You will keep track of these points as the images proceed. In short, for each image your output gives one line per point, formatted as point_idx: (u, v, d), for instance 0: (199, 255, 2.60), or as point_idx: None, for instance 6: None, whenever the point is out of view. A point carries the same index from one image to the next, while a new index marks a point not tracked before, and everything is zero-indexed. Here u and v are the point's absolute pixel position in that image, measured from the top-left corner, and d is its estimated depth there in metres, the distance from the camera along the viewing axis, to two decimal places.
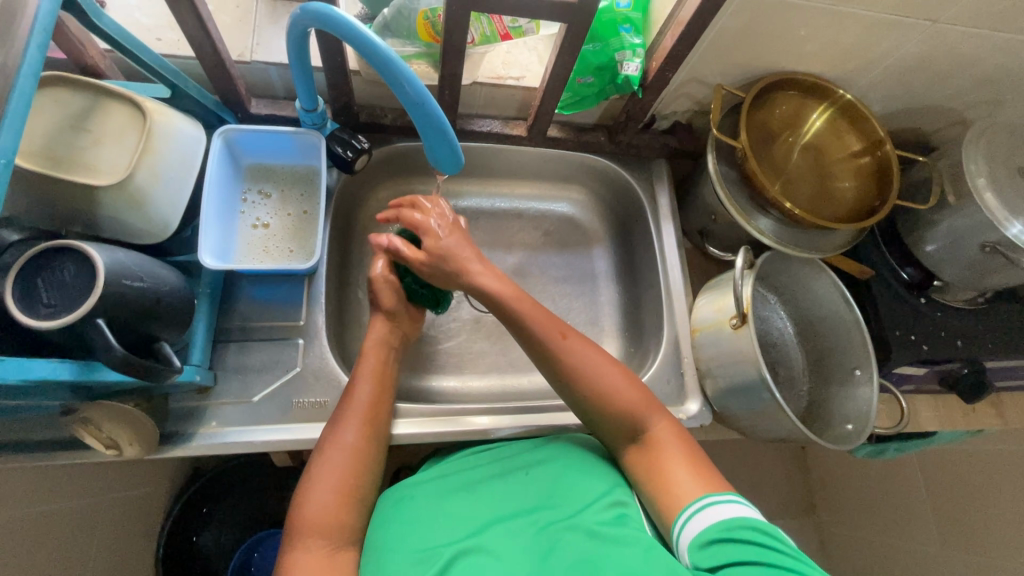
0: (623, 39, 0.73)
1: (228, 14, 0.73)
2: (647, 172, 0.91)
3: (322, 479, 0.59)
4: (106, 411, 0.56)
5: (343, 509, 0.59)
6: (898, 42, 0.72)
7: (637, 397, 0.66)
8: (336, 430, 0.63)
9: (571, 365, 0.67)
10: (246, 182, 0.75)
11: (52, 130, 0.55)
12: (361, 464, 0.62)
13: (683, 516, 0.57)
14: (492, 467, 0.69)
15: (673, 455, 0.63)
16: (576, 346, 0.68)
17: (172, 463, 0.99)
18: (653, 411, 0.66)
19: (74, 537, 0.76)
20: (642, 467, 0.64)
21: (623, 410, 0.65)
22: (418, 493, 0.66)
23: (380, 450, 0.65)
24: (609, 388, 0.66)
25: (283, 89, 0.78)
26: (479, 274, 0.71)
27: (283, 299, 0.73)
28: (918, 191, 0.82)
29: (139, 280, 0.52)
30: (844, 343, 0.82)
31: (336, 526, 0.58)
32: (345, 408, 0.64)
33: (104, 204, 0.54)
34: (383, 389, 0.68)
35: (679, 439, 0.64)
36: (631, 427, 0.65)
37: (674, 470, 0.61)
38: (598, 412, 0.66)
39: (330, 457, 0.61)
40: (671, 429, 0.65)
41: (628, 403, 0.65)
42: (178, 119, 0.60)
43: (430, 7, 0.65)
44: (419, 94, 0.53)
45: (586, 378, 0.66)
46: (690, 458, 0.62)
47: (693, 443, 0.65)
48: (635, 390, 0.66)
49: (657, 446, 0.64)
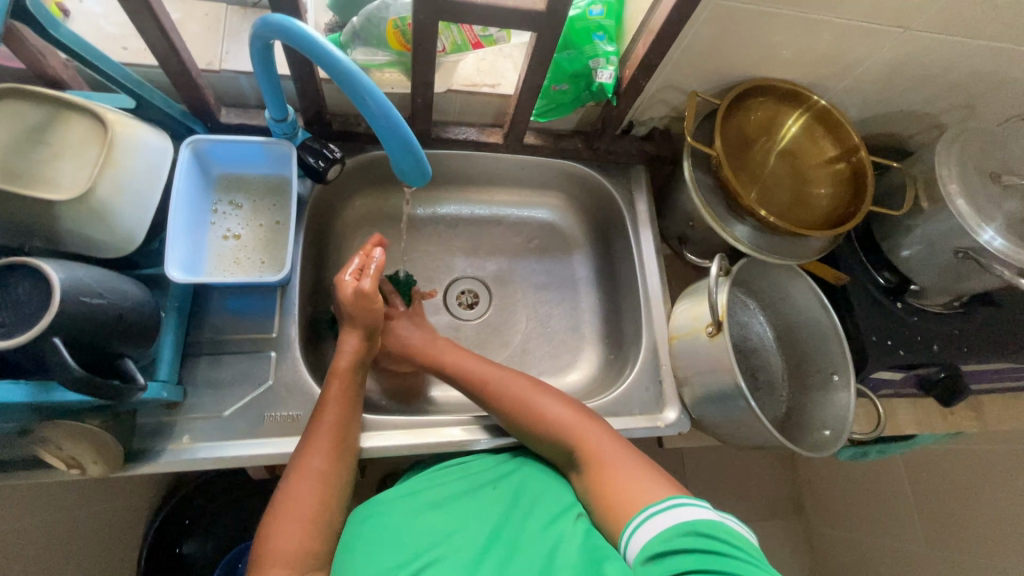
0: (596, 46, 0.72)
1: (196, 22, 0.72)
2: (625, 179, 0.91)
3: (288, 509, 0.59)
4: (65, 430, 0.55)
5: (310, 537, 0.58)
6: (870, 49, 0.72)
7: (565, 415, 0.68)
8: (304, 454, 0.62)
9: (497, 395, 0.71)
10: (217, 192, 0.74)
11: (9, 145, 0.53)
12: (326, 487, 0.61)
13: (631, 526, 0.57)
14: (464, 481, 0.69)
15: (613, 466, 0.62)
16: (500, 376, 0.73)
17: (150, 477, 0.97)
18: (584, 425, 0.66)
19: (46, 556, 0.74)
20: (586, 484, 0.64)
21: (551, 429, 0.67)
22: (387, 510, 0.65)
23: (348, 474, 0.64)
24: (535, 410, 0.69)
25: (255, 97, 0.77)
26: (407, 330, 0.80)
27: (255, 310, 0.72)
28: (893, 196, 0.83)
29: (98, 298, 0.51)
30: (822, 347, 0.82)
31: (302, 553, 0.57)
32: (313, 431, 0.63)
33: (64, 218, 0.53)
34: (351, 410, 0.66)
35: (617, 448, 0.64)
36: (566, 445, 0.67)
37: (619, 483, 0.61)
38: (531, 438, 0.69)
39: (297, 485, 0.60)
40: (605, 440, 0.65)
41: (555, 422, 0.67)
42: (143, 131, 0.59)
43: (399, 15, 0.65)
44: (381, 107, 0.52)
45: (512, 406, 0.70)
46: (634, 468, 0.62)
47: (635, 450, 0.64)
48: (565, 409, 0.68)
49: (592, 460, 0.64)
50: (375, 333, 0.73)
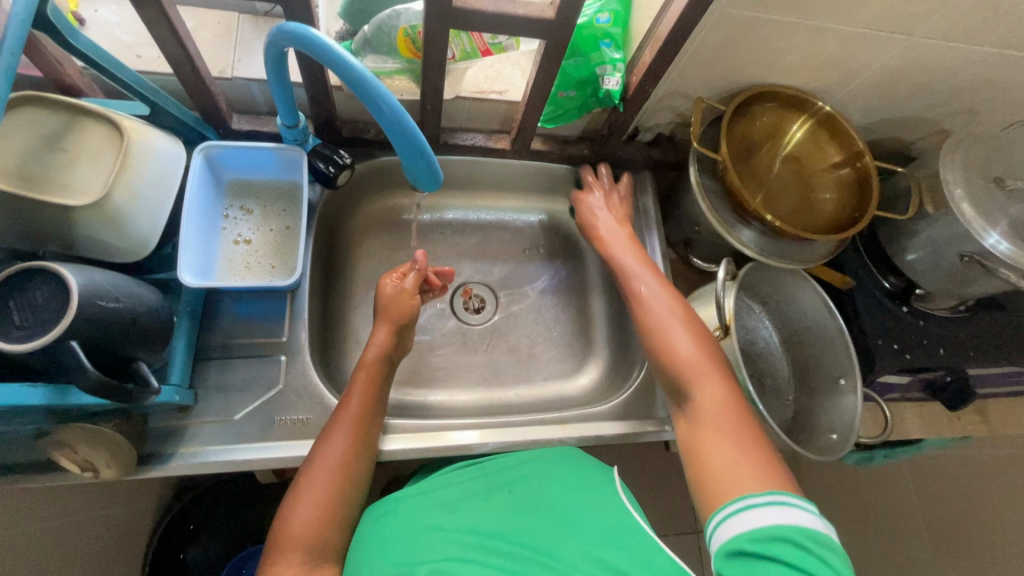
0: (603, 53, 0.73)
1: (208, 30, 0.73)
2: (631, 184, 0.92)
3: (309, 492, 0.60)
4: (77, 431, 0.55)
5: (320, 528, 0.59)
6: (873, 56, 0.73)
7: (693, 358, 0.64)
8: (324, 443, 0.63)
9: (646, 314, 0.70)
10: (228, 198, 0.75)
11: (26, 151, 0.54)
12: (341, 480, 0.62)
13: (716, 519, 0.54)
14: (479, 484, 0.69)
15: (715, 432, 0.59)
16: (652, 299, 0.71)
17: (156, 481, 0.98)
18: (705, 376, 0.62)
19: (55, 559, 0.74)
20: (685, 439, 0.62)
21: (677, 368, 0.64)
22: (399, 510, 0.66)
23: (364, 470, 0.64)
24: (665, 344, 0.66)
25: (266, 104, 0.78)
26: (599, 212, 0.84)
27: (265, 314, 0.73)
28: (898, 201, 0.83)
29: (113, 301, 0.52)
30: (828, 352, 0.82)
31: (314, 540, 0.59)
32: (335, 423, 0.64)
33: (80, 223, 0.54)
34: (374, 402, 0.67)
35: (725, 412, 0.59)
36: (683, 388, 0.63)
37: (711, 452, 0.58)
38: (657, 368, 0.68)
39: (315, 474, 0.61)
40: (723, 398, 0.60)
41: (682, 362, 0.64)
42: (157, 137, 0.60)
43: (410, 23, 0.66)
44: (395, 112, 0.53)
45: (653, 331, 0.68)
46: (734, 438, 0.57)
47: (747, 419, 0.59)
48: (696, 351, 0.64)
49: (702, 416, 0.60)
50: (408, 326, 0.75)
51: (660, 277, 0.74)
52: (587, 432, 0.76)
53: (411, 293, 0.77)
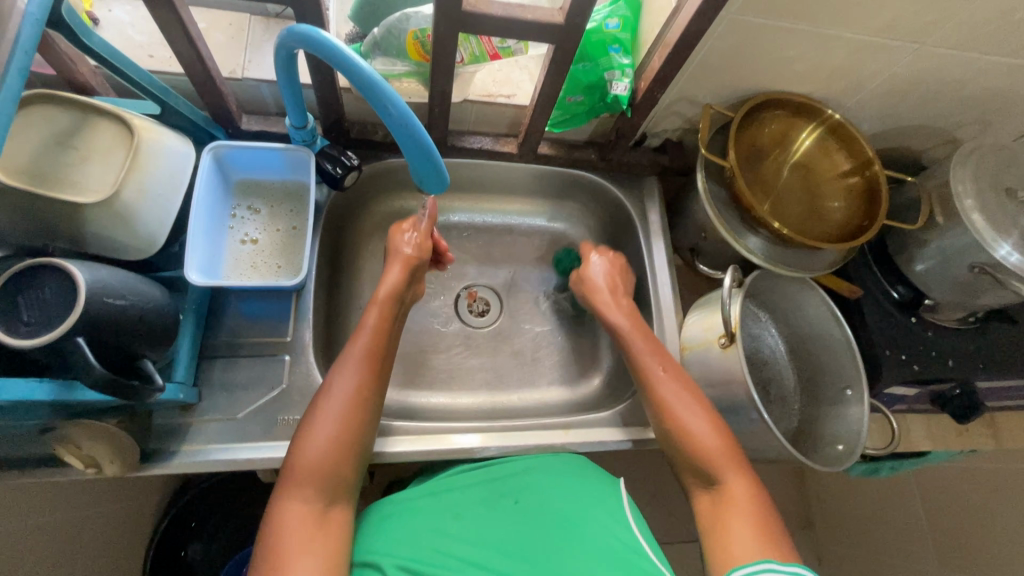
0: (612, 59, 0.73)
1: (220, 31, 0.74)
2: (638, 190, 0.92)
3: (318, 422, 0.59)
4: (86, 428, 0.56)
5: (333, 459, 0.58)
6: (883, 64, 0.72)
7: (715, 447, 0.65)
8: (336, 375, 0.63)
9: (663, 399, 0.69)
10: (236, 197, 0.75)
11: (38, 149, 0.55)
12: (354, 409, 0.61)
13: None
14: (484, 488, 0.69)
15: (739, 515, 0.60)
16: (670, 385, 0.70)
17: (158, 478, 0.98)
18: (728, 466, 0.63)
19: (56, 554, 0.75)
20: (706, 519, 0.63)
21: (701, 458, 0.65)
22: (403, 512, 0.66)
23: (376, 403, 0.64)
24: (684, 432, 0.67)
25: (275, 105, 0.79)
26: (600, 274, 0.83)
27: (270, 314, 0.73)
28: (907, 210, 0.83)
29: (120, 299, 0.52)
30: (836, 361, 0.81)
31: (325, 472, 0.57)
32: (349, 352, 0.65)
33: (89, 221, 0.54)
34: (385, 333, 0.68)
35: (755, 501, 0.61)
36: (708, 475, 0.64)
37: (735, 536, 0.59)
38: (674, 451, 0.68)
39: (328, 403, 0.60)
40: (747, 488, 0.62)
41: (707, 452, 0.64)
42: (167, 137, 0.61)
43: (419, 27, 0.66)
44: (402, 115, 0.53)
45: (672, 414, 0.68)
46: (761, 526, 0.59)
47: (771, 508, 0.62)
48: (717, 440, 0.65)
49: (727, 502, 0.62)
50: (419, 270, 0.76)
51: (672, 361, 0.73)
52: (589, 437, 0.75)
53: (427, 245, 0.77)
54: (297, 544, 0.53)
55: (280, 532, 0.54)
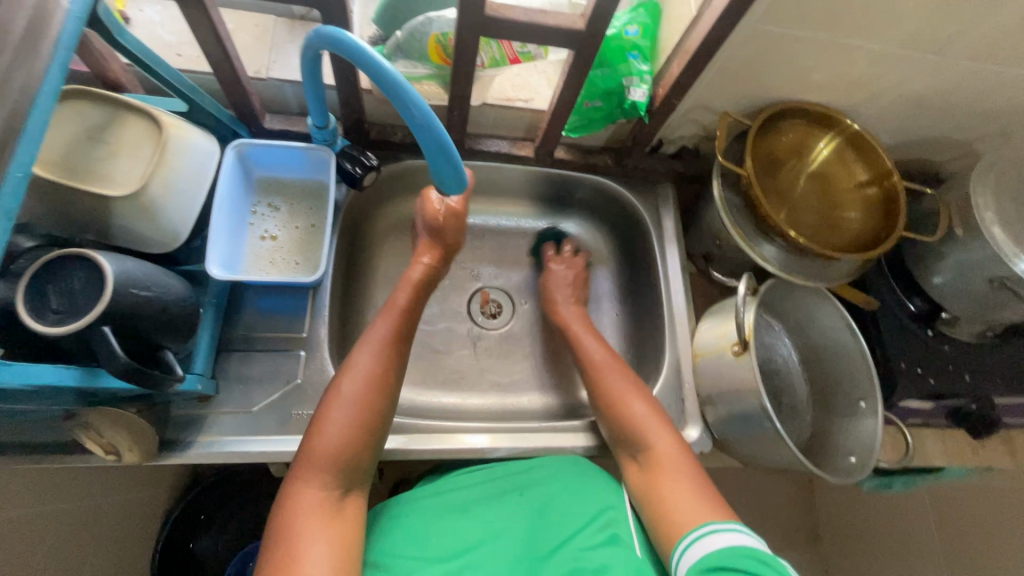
0: (630, 65, 0.74)
1: (247, 33, 0.76)
2: (653, 196, 0.92)
3: (337, 405, 0.61)
4: (103, 415, 0.56)
5: (350, 441, 0.60)
6: (904, 75, 0.72)
7: (645, 416, 0.69)
8: (355, 360, 0.64)
9: (601, 377, 0.74)
10: (257, 195, 0.77)
11: (71, 143, 0.56)
12: (372, 390, 0.63)
13: (682, 546, 0.57)
14: (491, 487, 0.69)
15: (670, 477, 0.63)
16: (607, 365, 0.75)
17: (171, 470, 1.00)
18: (656, 429, 0.67)
19: (71, 540, 0.76)
20: (638, 485, 0.66)
21: (631, 427, 0.68)
22: (413, 510, 0.67)
23: (394, 387, 0.65)
24: (619, 408, 0.70)
25: (297, 105, 0.80)
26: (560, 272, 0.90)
27: (287, 310, 0.74)
28: (926, 222, 0.82)
29: (144, 290, 0.53)
30: (849, 373, 0.81)
31: (340, 455, 0.59)
32: (367, 337, 0.67)
33: (117, 214, 0.56)
34: (405, 319, 0.71)
35: (683, 460, 0.65)
36: (638, 443, 0.68)
37: (670, 494, 0.62)
38: (607, 426, 0.72)
39: (346, 385, 0.62)
40: (673, 448, 0.66)
41: (636, 420, 0.68)
42: (193, 133, 0.62)
43: (442, 31, 0.67)
44: (425, 117, 0.54)
45: (608, 391, 0.72)
46: (691, 483, 0.62)
47: (698, 466, 0.65)
48: (646, 409, 0.69)
49: (656, 462, 0.65)
50: (451, 254, 0.81)
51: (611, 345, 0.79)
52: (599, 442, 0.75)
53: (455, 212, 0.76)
54: (314, 525, 0.55)
55: (296, 514, 0.55)
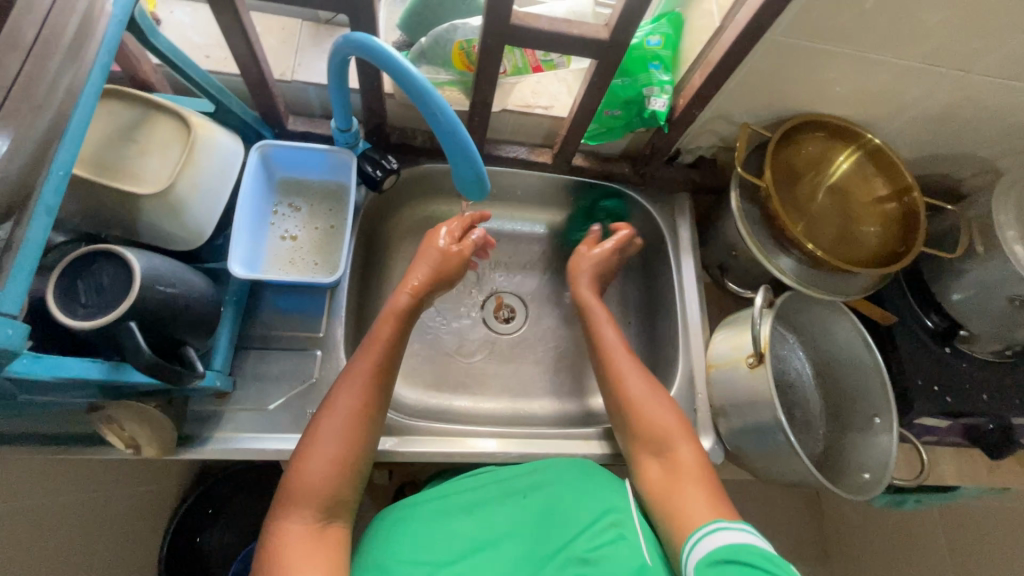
0: (651, 75, 0.75)
1: (273, 35, 0.77)
2: (669, 205, 0.92)
3: (318, 440, 0.60)
4: (129, 409, 0.57)
5: (334, 477, 0.59)
6: (927, 90, 0.72)
7: (668, 422, 0.68)
8: (338, 392, 0.63)
9: (623, 378, 0.73)
10: (278, 195, 0.78)
11: (104, 141, 0.58)
12: (355, 423, 0.62)
13: (693, 538, 0.58)
14: (494, 488, 0.70)
15: (690, 482, 0.63)
16: (630, 368, 0.74)
17: (181, 464, 1.00)
18: (679, 437, 0.67)
19: (83, 530, 0.77)
20: (656, 487, 0.65)
21: (654, 428, 0.68)
22: (418, 513, 0.67)
23: (379, 418, 0.65)
24: (645, 410, 0.70)
25: (320, 107, 0.82)
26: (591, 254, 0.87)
27: (305, 309, 0.75)
28: (946, 238, 0.81)
29: (170, 287, 0.54)
30: (865, 388, 0.80)
31: (323, 490, 0.58)
32: (354, 368, 0.65)
33: (144, 211, 0.57)
34: (394, 350, 0.69)
35: (703, 468, 0.65)
36: (659, 445, 0.67)
37: (687, 501, 0.62)
38: (624, 426, 0.71)
39: (329, 421, 0.61)
40: (694, 456, 0.66)
41: (660, 423, 0.68)
42: (220, 134, 0.63)
43: (466, 38, 0.68)
44: (450, 122, 0.54)
45: (629, 393, 0.72)
46: (710, 491, 0.62)
47: (715, 476, 0.65)
48: (670, 414, 0.69)
49: (677, 470, 0.65)
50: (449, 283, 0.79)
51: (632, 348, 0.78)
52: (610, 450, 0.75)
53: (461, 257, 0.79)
54: (299, 560, 0.54)
55: (280, 549, 0.55)
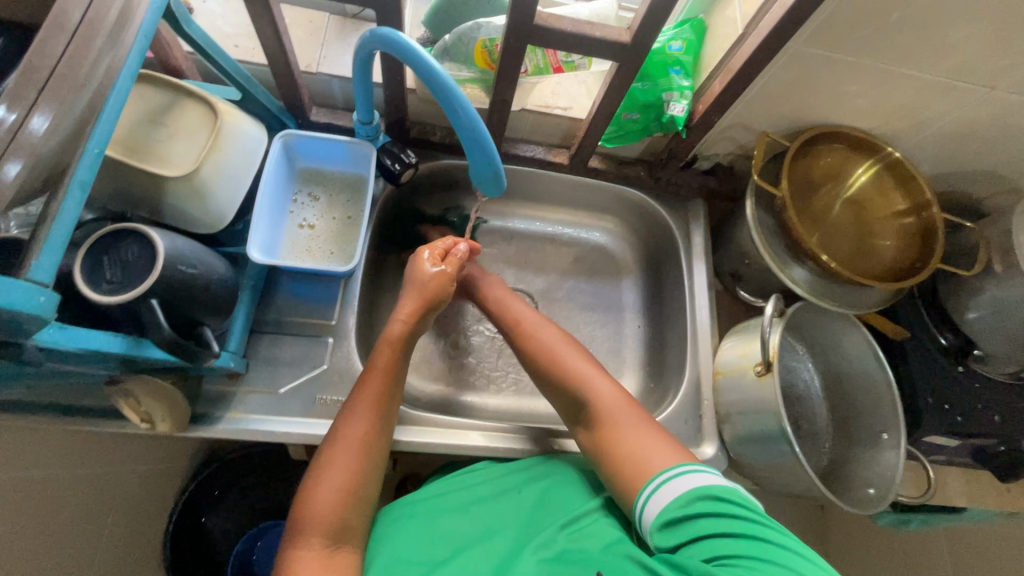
0: (672, 80, 0.75)
1: (301, 28, 0.78)
2: (683, 211, 0.92)
3: (327, 473, 0.59)
4: (148, 386, 0.59)
5: (345, 508, 0.58)
6: (950, 106, 0.71)
7: (583, 371, 0.69)
8: (344, 422, 0.62)
9: (533, 341, 0.74)
10: (298, 184, 0.79)
11: (135, 124, 0.60)
12: (363, 455, 0.61)
13: (663, 479, 0.57)
14: (487, 486, 0.71)
15: (618, 423, 0.64)
16: (540, 327, 0.76)
17: (191, 444, 1.03)
18: (597, 381, 0.68)
19: (94, 503, 0.80)
20: (594, 447, 0.65)
21: (570, 382, 0.69)
22: (415, 511, 0.68)
23: (384, 446, 0.64)
24: (559, 365, 0.71)
25: (343, 100, 0.83)
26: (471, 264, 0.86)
27: (319, 297, 0.77)
28: (963, 256, 0.81)
29: (191, 267, 0.56)
30: (873, 403, 0.79)
31: (334, 523, 0.57)
32: (357, 399, 0.64)
33: (169, 193, 0.58)
34: (395, 380, 0.67)
35: (627, 403, 0.66)
36: (580, 399, 0.68)
37: (625, 437, 0.62)
38: (551, 389, 0.72)
39: (337, 454, 0.60)
40: (616, 395, 0.66)
41: (577, 375, 0.69)
42: (245, 122, 0.65)
43: (489, 36, 0.69)
44: (470, 118, 0.55)
45: (543, 355, 0.72)
46: (640, 425, 0.63)
47: (642, 408, 0.66)
48: (585, 365, 0.70)
49: (602, 416, 0.65)
50: (434, 308, 0.72)
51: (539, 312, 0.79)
52: None
53: (451, 274, 0.73)
54: None
55: None
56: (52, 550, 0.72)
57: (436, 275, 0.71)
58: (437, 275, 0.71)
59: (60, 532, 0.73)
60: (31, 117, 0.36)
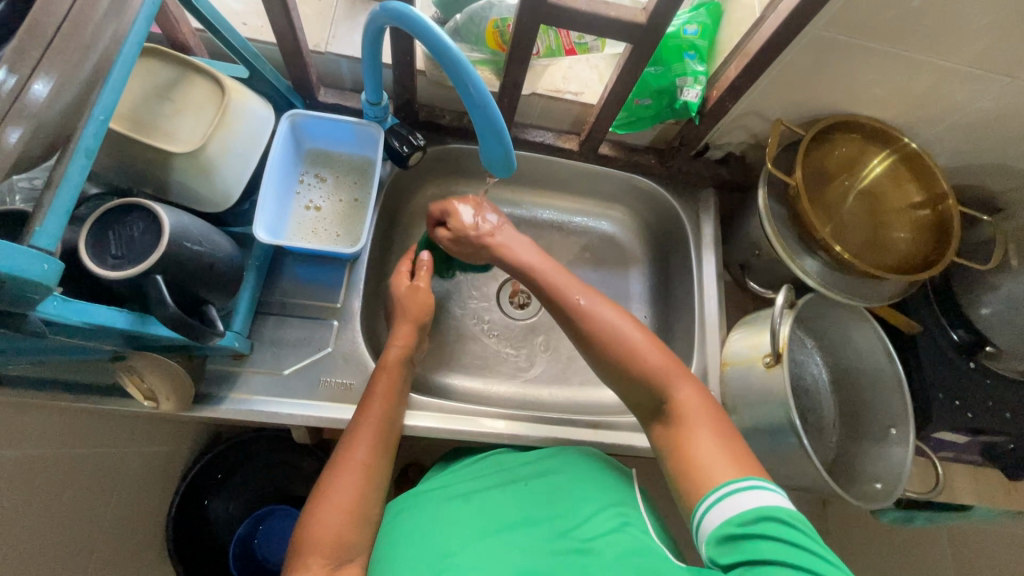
0: (686, 65, 0.74)
1: (310, 6, 0.77)
2: (693, 201, 0.90)
3: (331, 497, 0.59)
4: (152, 362, 0.59)
5: (350, 528, 0.58)
6: (970, 96, 0.70)
7: (660, 363, 0.61)
8: (348, 445, 0.63)
9: (591, 323, 0.64)
10: (305, 165, 0.79)
11: (141, 98, 0.59)
12: (367, 478, 0.61)
13: (726, 489, 0.51)
14: (492, 478, 0.69)
15: (697, 427, 0.57)
16: (599, 303, 0.66)
17: (194, 427, 1.03)
18: (675, 375, 0.60)
19: (96, 483, 0.79)
20: (667, 447, 0.59)
21: (646, 375, 0.61)
22: (418, 505, 0.66)
23: (386, 467, 0.64)
24: (628, 355, 0.62)
25: (351, 81, 0.82)
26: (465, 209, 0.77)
27: (324, 280, 0.76)
28: (978, 251, 0.80)
29: (197, 245, 0.55)
30: (881, 398, 0.78)
31: (337, 543, 0.56)
32: (358, 422, 0.64)
33: (175, 169, 0.57)
34: (396, 404, 0.68)
35: (708, 409, 0.58)
36: (657, 394, 0.60)
37: (695, 445, 0.55)
38: (619, 380, 0.63)
39: (340, 478, 0.60)
40: (699, 395, 0.59)
41: (652, 368, 0.61)
42: (253, 100, 0.63)
43: (501, 16, 0.68)
44: (481, 95, 0.54)
45: (607, 341, 0.63)
46: (719, 435, 0.56)
47: (722, 413, 0.59)
48: (660, 355, 0.62)
49: (681, 416, 0.58)
50: (424, 329, 0.75)
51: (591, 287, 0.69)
52: (617, 439, 0.76)
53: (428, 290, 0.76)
54: None
55: None
56: (53, 530, 0.72)
57: (415, 294, 0.75)
58: (418, 295, 0.75)
59: (63, 511, 0.73)
60: (32, 81, 0.35)
